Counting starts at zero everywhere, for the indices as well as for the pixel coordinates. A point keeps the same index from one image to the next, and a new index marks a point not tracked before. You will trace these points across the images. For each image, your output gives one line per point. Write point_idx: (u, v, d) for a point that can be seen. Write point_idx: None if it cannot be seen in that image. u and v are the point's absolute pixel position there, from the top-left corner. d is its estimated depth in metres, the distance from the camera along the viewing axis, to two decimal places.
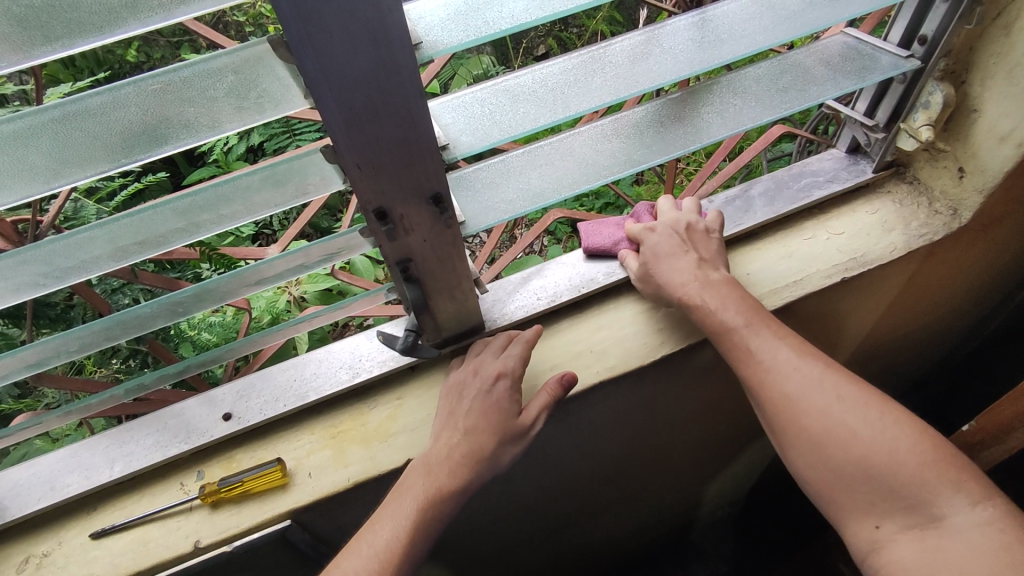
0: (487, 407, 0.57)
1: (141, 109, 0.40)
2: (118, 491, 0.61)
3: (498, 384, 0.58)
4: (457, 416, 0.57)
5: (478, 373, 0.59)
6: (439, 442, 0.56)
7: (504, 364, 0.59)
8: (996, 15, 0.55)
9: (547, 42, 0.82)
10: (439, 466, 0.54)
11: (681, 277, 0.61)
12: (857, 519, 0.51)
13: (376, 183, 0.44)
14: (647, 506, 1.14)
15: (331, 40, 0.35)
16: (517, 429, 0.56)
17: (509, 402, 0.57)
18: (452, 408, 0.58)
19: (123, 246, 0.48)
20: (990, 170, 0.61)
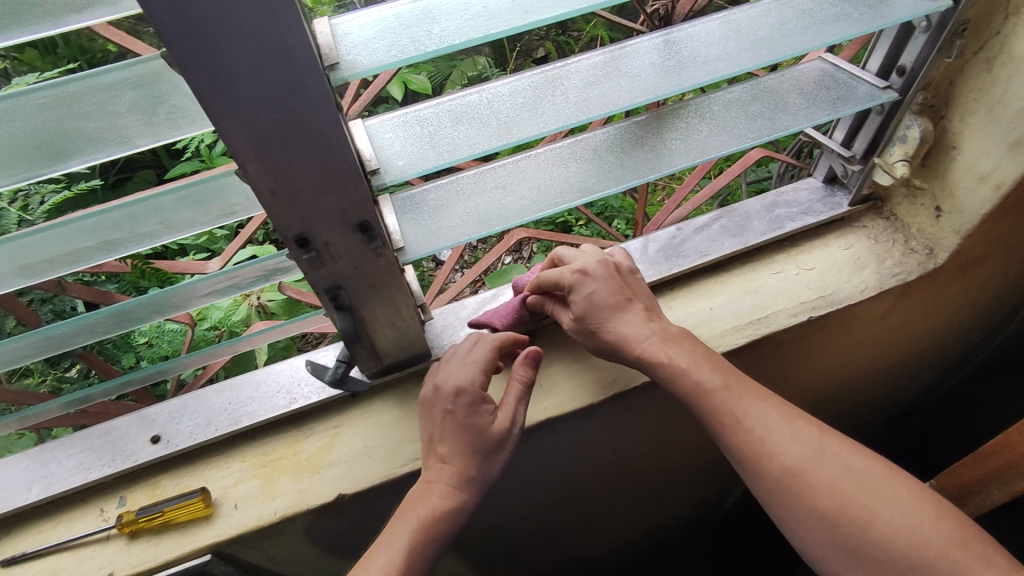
0: (456, 427, 0.51)
1: (32, 124, 0.37)
2: (35, 514, 0.57)
3: (464, 406, 0.52)
4: (434, 442, 0.52)
5: (440, 391, 0.53)
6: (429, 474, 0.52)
7: (463, 375, 0.53)
8: (977, 49, 0.52)
9: (545, 46, 0.72)
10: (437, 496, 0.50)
11: (632, 332, 0.54)
12: None
13: (294, 209, 0.41)
14: (616, 533, 1.10)
15: (224, 60, 0.32)
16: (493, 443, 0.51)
17: (479, 414, 0.51)
18: (428, 433, 0.53)
19: (29, 263, 0.45)
20: (967, 211, 0.58)
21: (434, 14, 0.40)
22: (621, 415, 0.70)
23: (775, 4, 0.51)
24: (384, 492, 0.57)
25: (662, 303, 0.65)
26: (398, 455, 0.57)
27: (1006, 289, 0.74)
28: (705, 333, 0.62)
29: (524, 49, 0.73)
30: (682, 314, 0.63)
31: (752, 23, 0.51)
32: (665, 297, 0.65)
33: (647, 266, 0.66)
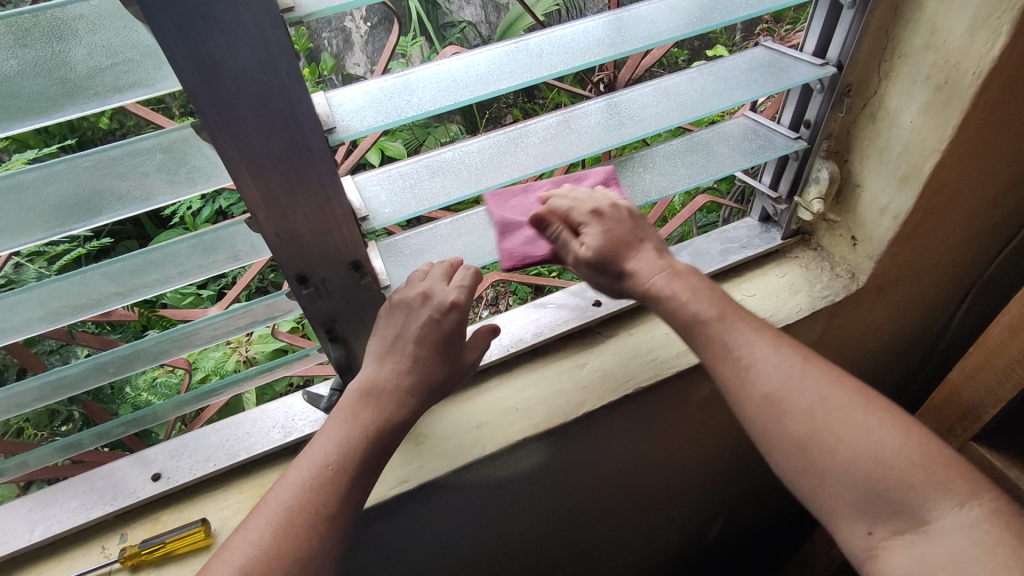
0: (434, 337, 0.51)
1: (75, 182, 0.43)
2: (38, 555, 0.60)
3: (419, 299, 0.52)
4: (402, 342, 0.52)
5: (429, 300, 0.52)
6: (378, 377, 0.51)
7: (458, 292, 0.52)
8: (863, 105, 0.62)
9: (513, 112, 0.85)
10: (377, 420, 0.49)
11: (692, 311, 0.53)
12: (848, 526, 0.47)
13: (295, 252, 0.49)
14: None
15: (243, 124, 0.40)
16: (463, 366, 0.55)
17: (455, 331, 0.53)
18: (392, 333, 0.52)
19: (55, 308, 0.49)
20: (876, 238, 0.68)
21: (412, 87, 0.49)
22: (601, 444, 0.73)
23: (697, 73, 0.62)
24: (375, 515, 0.61)
25: (624, 331, 0.73)
26: (386, 480, 0.61)
27: (930, 309, 0.83)
28: (663, 355, 0.69)
29: (493, 116, 0.86)
30: (641, 339, 0.71)
31: (679, 88, 0.61)
32: (625, 325, 0.73)
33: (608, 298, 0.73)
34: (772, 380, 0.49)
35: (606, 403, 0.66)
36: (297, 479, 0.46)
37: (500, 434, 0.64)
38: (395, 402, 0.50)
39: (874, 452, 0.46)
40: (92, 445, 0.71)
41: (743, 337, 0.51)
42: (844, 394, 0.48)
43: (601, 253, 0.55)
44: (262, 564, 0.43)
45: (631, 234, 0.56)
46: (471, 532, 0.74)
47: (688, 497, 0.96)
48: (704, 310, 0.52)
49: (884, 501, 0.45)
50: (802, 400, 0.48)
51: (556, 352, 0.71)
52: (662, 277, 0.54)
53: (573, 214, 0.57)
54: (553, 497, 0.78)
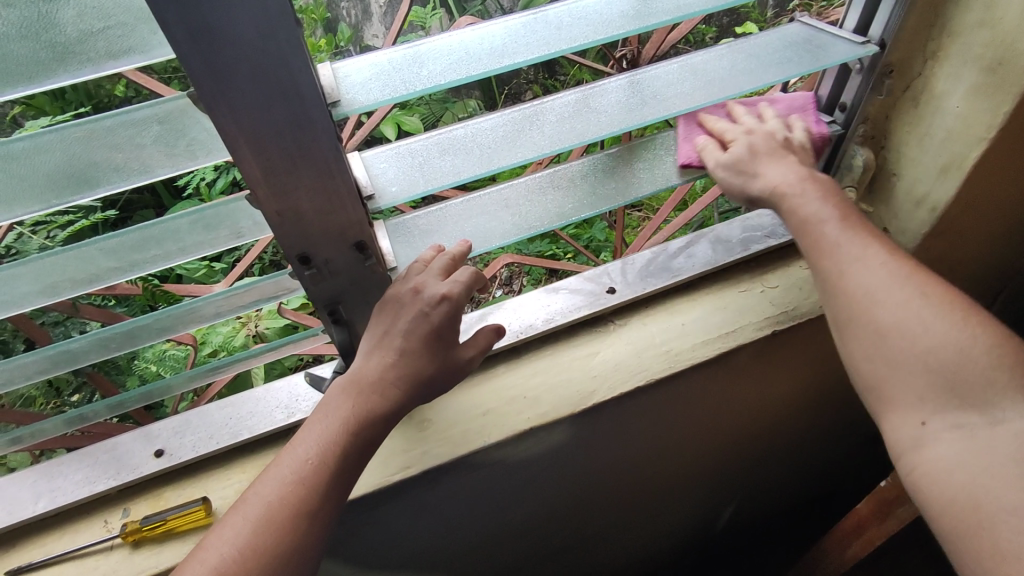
0: (424, 331, 0.50)
1: (67, 154, 0.41)
2: (42, 527, 0.60)
3: (409, 294, 0.51)
4: (390, 335, 0.50)
5: (420, 295, 0.50)
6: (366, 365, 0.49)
7: (451, 286, 0.50)
8: (905, 88, 0.58)
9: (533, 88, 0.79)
10: (366, 388, 0.48)
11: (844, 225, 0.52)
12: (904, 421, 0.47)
13: (297, 232, 0.47)
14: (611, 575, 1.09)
15: (242, 95, 0.38)
16: (459, 362, 0.52)
17: (447, 326, 0.50)
18: (383, 328, 0.51)
19: (54, 282, 0.48)
20: (910, 231, 0.64)
21: (423, 59, 0.46)
22: (610, 435, 0.71)
23: (727, 49, 0.58)
24: (377, 500, 0.60)
25: (638, 320, 0.70)
26: (390, 464, 0.60)
27: None
28: (678, 347, 0.67)
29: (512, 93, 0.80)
30: (656, 329, 0.69)
31: (707, 66, 0.57)
32: (639, 314, 0.71)
33: (623, 285, 0.71)
34: (865, 281, 0.48)
35: (617, 395, 0.64)
36: (278, 475, 0.45)
37: (507, 423, 0.62)
38: (378, 395, 0.48)
39: (949, 343, 0.46)
40: (100, 417, 0.70)
41: (853, 245, 0.50)
42: (939, 301, 0.48)
43: (742, 157, 0.55)
44: (239, 560, 0.42)
45: (785, 149, 0.56)
46: (475, 518, 0.73)
47: (697, 489, 0.94)
48: (825, 209, 0.52)
49: (956, 393, 0.45)
50: (895, 295, 0.48)
51: (567, 339, 0.69)
52: (794, 180, 0.53)
53: (729, 133, 0.57)
54: (559, 486, 0.76)
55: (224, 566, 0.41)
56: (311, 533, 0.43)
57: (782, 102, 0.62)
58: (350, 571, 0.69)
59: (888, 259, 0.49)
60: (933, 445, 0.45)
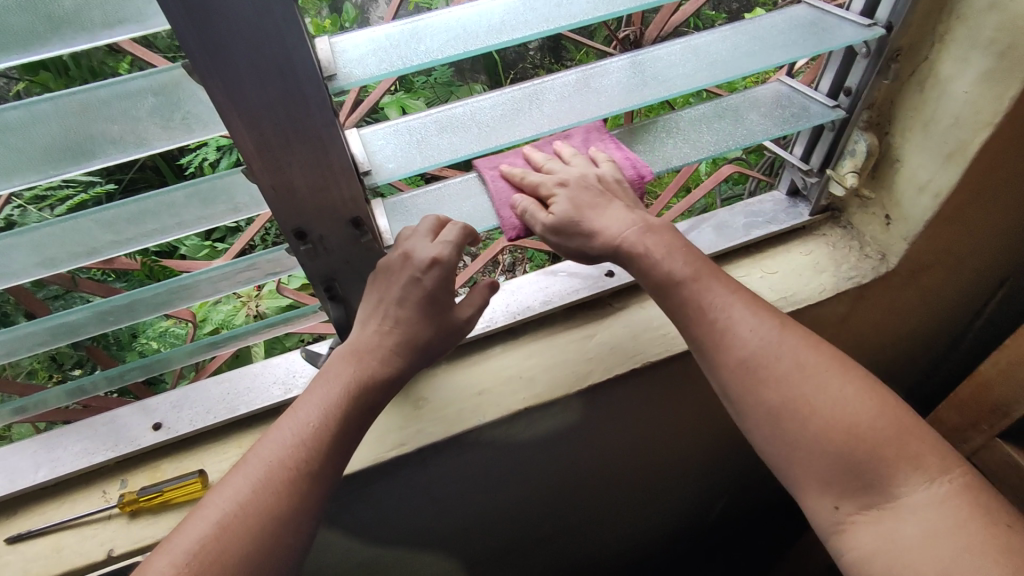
0: (419, 297, 0.50)
1: (62, 125, 0.41)
2: (41, 496, 0.61)
3: (398, 262, 0.50)
4: (386, 303, 0.50)
5: (409, 260, 0.49)
6: (364, 331, 0.50)
7: (439, 250, 0.49)
8: (911, 72, 0.58)
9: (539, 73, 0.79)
10: (366, 354, 0.49)
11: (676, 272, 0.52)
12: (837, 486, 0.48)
13: (293, 207, 0.47)
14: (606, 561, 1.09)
15: (236, 68, 0.37)
16: (456, 323, 0.53)
17: (442, 290, 0.51)
18: (376, 296, 0.51)
19: (51, 254, 0.49)
20: (912, 219, 0.64)
21: (421, 34, 0.45)
22: (605, 418, 0.72)
23: (731, 31, 0.57)
24: (371, 476, 0.60)
25: (635, 304, 0.70)
26: (385, 441, 0.60)
27: (960, 298, 0.79)
28: (675, 331, 0.67)
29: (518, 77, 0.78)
30: (653, 313, 0.69)
31: (710, 48, 0.57)
32: (636, 298, 0.71)
33: (621, 269, 0.71)
34: (750, 346, 0.49)
35: (612, 377, 0.64)
36: (278, 438, 0.45)
37: (502, 402, 0.63)
38: (379, 362, 0.49)
39: (847, 414, 0.47)
40: (100, 389, 0.71)
41: (720, 298, 0.51)
42: (820, 361, 0.49)
43: (566, 217, 0.53)
44: (240, 520, 0.42)
45: (598, 195, 0.54)
46: (469, 497, 0.73)
47: (692, 474, 0.94)
48: (678, 269, 0.52)
49: (851, 475, 0.47)
50: (778, 365, 0.49)
51: (564, 321, 0.69)
52: (634, 233, 0.53)
53: (542, 187, 0.54)
54: (554, 467, 0.77)
55: (222, 525, 0.42)
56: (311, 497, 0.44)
57: (578, 136, 0.61)
58: (345, 545, 0.70)
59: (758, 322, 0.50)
60: (854, 530, 0.47)
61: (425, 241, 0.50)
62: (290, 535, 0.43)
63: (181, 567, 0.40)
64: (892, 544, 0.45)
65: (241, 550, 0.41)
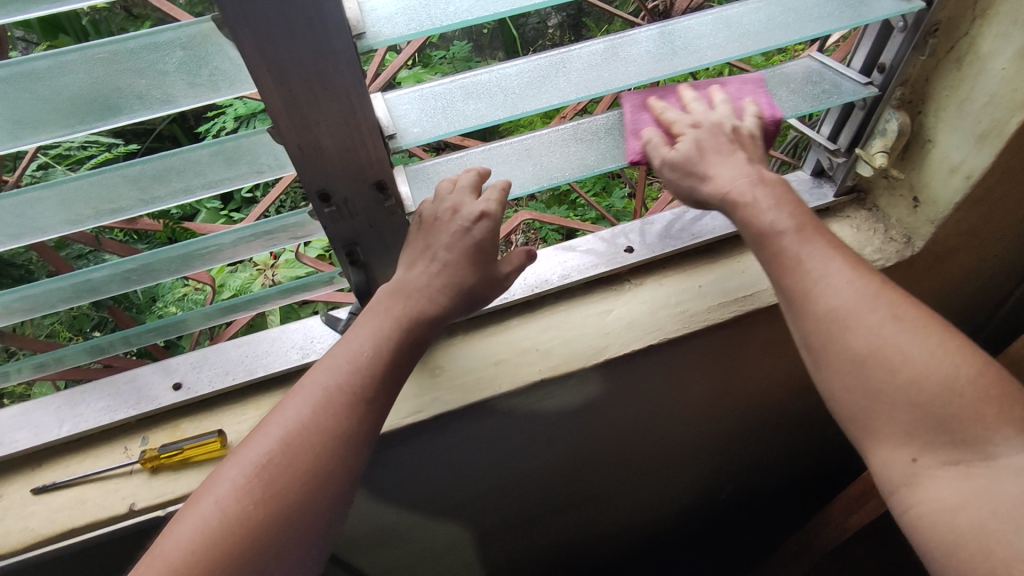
0: (467, 246, 0.50)
1: (90, 77, 0.41)
2: (64, 450, 0.62)
3: (446, 212, 0.50)
4: (433, 250, 0.50)
5: (458, 212, 0.49)
6: (410, 275, 0.50)
7: (487, 203, 0.50)
8: (948, 49, 0.56)
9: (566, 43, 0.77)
10: (415, 294, 0.49)
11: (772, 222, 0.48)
12: (888, 449, 0.44)
13: (318, 168, 0.47)
14: (614, 539, 1.10)
15: (266, 20, 0.37)
16: (499, 277, 0.53)
17: (488, 242, 0.50)
18: (423, 243, 0.51)
19: (78, 210, 0.49)
20: (942, 201, 0.63)
21: None
22: (620, 394, 0.72)
23: (764, 2, 0.56)
24: (387, 442, 0.61)
25: (654, 281, 0.70)
26: (401, 408, 0.61)
27: (983, 285, 0.78)
28: (693, 308, 0.67)
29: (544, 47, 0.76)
30: (672, 290, 0.68)
31: (743, 18, 0.55)
32: (655, 275, 0.70)
33: (640, 246, 0.70)
34: (839, 296, 0.45)
35: (629, 352, 0.64)
36: (332, 364, 0.45)
37: (517, 373, 0.63)
38: (427, 300, 0.49)
39: (940, 374, 0.43)
40: (121, 348, 0.72)
41: (820, 254, 0.46)
42: (915, 316, 0.45)
43: (688, 155, 0.52)
44: (303, 437, 0.43)
45: (724, 143, 0.52)
46: (481, 468, 0.74)
47: (702, 456, 0.94)
48: (781, 220, 0.47)
49: (941, 429, 0.43)
50: (867, 316, 0.44)
51: (582, 296, 0.69)
52: (745, 183, 0.49)
53: (675, 125, 0.54)
54: (567, 442, 0.77)
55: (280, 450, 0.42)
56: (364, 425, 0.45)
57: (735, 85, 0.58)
58: (358, 511, 0.71)
59: (854, 275, 0.45)
60: (932, 483, 0.43)
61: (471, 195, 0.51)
62: (350, 454, 0.43)
63: (249, 478, 0.41)
64: (975, 500, 0.41)
65: (305, 462, 0.42)
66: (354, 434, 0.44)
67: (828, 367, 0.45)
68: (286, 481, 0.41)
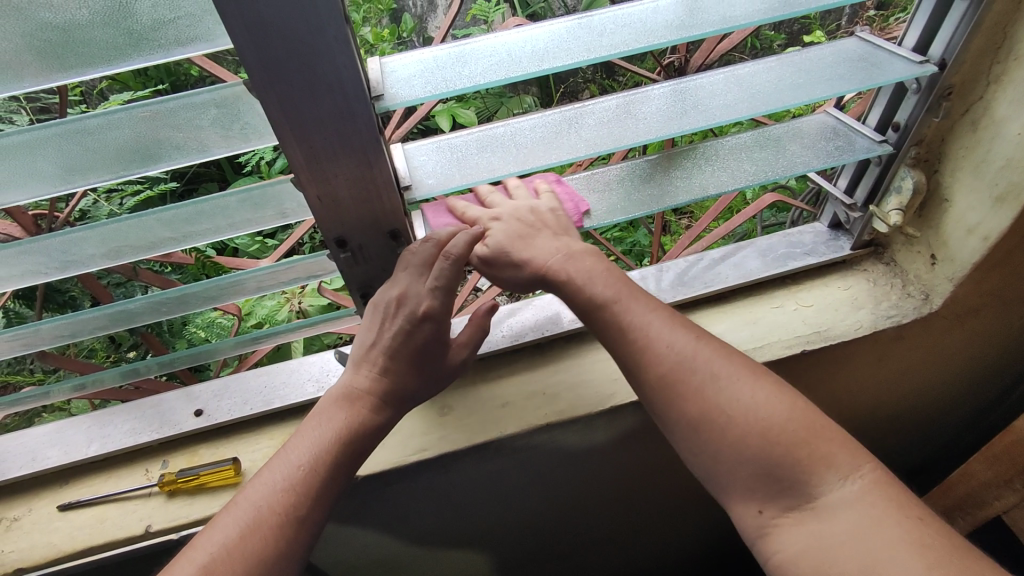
0: (405, 346, 0.52)
1: (133, 132, 0.45)
2: (90, 469, 0.65)
3: (390, 302, 0.52)
4: (375, 348, 0.52)
5: (400, 309, 0.52)
6: (355, 376, 0.52)
7: (428, 300, 0.51)
8: (964, 111, 0.57)
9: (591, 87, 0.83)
10: (359, 401, 0.51)
11: (597, 296, 0.52)
12: (741, 503, 0.47)
13: (336, 218, 0.50)
14: None
15: (290, 86, 0.40)
16: (445, 369, 0.56)
17: (429, 342, 0.53)
18: (369, 339, 0.53)
19: (116, 247, 0.53)
20: (959, 260, 0.62)
21: (467, 57, 0.47)
22: (627, 441, 0.71)
23: (776, 62, 0.57)
24: (393, 478, 0.62)
25: None
26: (408, 445, 0.62)
27: (1009, 348, 0.76)
28: None
29: (570, 90, 0.84)
30: None
31: (754, 78, 0.56)
32: None
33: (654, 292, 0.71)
34: (669, 359, 0.49)
35: (635, 400, 0.64)
36: (269, 480, 0.47)
37: (524, 417, 0.64)
38: (368, 408, 0.51)
39: (759, 417, 0.46)
40: (151, 374, 0.75)
41: (638, 317, 0.51)
42: (734, 368, 0.49)
43: (500, 248, 0.54)
44: (226, 560, 0.43)
45: (528, 226, 0.55)
46: (486, 508, 0.74)
47: (716, 507, 0.92)
48: (599, 293, 0.52)
49: (771, 480, 0.46)
50: (701, 368, 0.48)
51: (592, 340, 0.70)
52: (558, 259, 0.54)
53: (477, 221, 0.55)
54: (573, 486, 0.77)
55: (210, 564, 0.43)
56: (292, 544, 0.45)
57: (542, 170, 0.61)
58: (363, 543, 0.72)
59: (676, 336, 0.50)
60: (778, 533, 0.46)
61: (420, 276, 0.52)
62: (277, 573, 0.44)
63: None
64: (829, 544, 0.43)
65: None
66: (279, 555, 0.44)
67: (674, 429, 0.49)
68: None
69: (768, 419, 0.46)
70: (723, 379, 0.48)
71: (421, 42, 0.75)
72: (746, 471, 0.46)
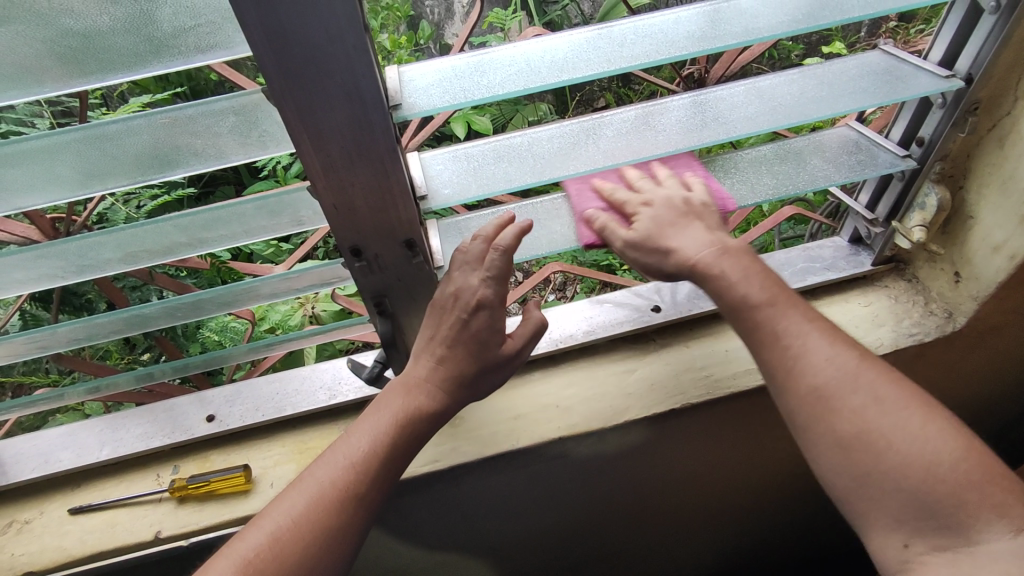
0: (465, 336, 0.51)
1: (153, 138, 0.45)
2: (102, 473, 0.65)
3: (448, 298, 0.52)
4: (436, 339, 0.52)
5: (457, 301, 0.51)
6: (415, 365, 0.52)
7: (484, 289, 0.50)
8: (991, 127, 0.56)
9: (606, 96, 0.82)
10: (416, 387, 0.51)
11: (754, 295, 0.48)
12: (885, 533, 0.44)
13: (352, 226, 0.50)
14: None
15: (309, 95, 0.40)
16: (505, 357, 0.54)
17: (489, 330, 0.51)
18: (428, 333, 0.53)
19: (132, 251, 0.53)
20: (984, 278, 0.61)
21: (485, 68, 0.47)
22: (639, 456, 0.70)
23: (798, 74, 0.56)
24: (403, 488, 0.62)
25: (680, 342, 0.69)
26: (418, 456, 0.62)
27: None
28: (717, 374, 0.66)
29: (585, 98, 0.83)
30: (698, 353, 0.68)
31: (775, 90, 0.56)
32: (682, 337, 0.70)
33: (670, 305, 0.70)
34: (824, 374, 0.45)
35: (649, 415, 0.63)
36: (335, 456, 0.47)
37: (536, 429, 0.63)
38: (425, 395, 0.51)
39: (927, 453, 0.43)
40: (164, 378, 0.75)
41: (795, 325, 0.47)
42: (899, 395, 0.45)
43: (648, 234, 0.52)
44: (293, 532, 0.44)
45: (681, 214, 0.52)
46: (494, 521, 0.73)
47: (728, 524, 0.91)
48: (754, 293, 0.48)
49: (929, 516, 0.43)
50: (855, 398, 0.45)
51: (606, 353, 0.69)
52: (709, 254, 0.50)
53: (626, 204, 0.54)
54: (583, 500, 0.76)
55: (271, 536, 0.43)
56: (353, 520, 0.45)
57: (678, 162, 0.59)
58: (369, 553, 0.71)
59: (835, 350, 0.46)
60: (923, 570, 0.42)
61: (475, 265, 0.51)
62: (336, 549, 0.44)
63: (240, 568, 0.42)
64: None
65: (289, 561, 0.43)
66: (340, 528, 0.44)
67: (812, 444, 0.46)
68: (275, 574, 0.42)
69: (922, 455, 0.43)
70: (886, 403, 0.44)
71: (438, 49, 0.75)
72: (896, 502, 0.43)
